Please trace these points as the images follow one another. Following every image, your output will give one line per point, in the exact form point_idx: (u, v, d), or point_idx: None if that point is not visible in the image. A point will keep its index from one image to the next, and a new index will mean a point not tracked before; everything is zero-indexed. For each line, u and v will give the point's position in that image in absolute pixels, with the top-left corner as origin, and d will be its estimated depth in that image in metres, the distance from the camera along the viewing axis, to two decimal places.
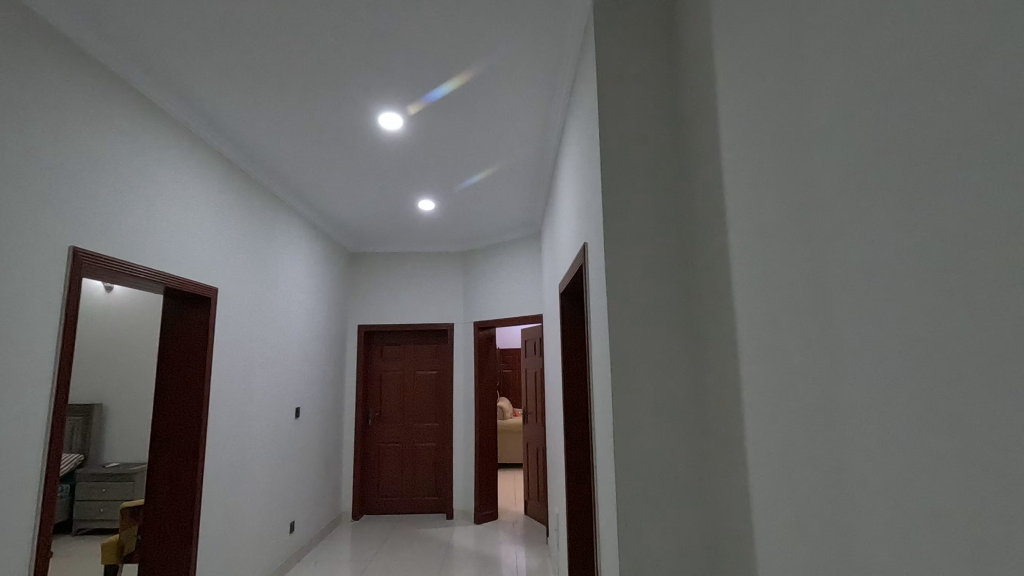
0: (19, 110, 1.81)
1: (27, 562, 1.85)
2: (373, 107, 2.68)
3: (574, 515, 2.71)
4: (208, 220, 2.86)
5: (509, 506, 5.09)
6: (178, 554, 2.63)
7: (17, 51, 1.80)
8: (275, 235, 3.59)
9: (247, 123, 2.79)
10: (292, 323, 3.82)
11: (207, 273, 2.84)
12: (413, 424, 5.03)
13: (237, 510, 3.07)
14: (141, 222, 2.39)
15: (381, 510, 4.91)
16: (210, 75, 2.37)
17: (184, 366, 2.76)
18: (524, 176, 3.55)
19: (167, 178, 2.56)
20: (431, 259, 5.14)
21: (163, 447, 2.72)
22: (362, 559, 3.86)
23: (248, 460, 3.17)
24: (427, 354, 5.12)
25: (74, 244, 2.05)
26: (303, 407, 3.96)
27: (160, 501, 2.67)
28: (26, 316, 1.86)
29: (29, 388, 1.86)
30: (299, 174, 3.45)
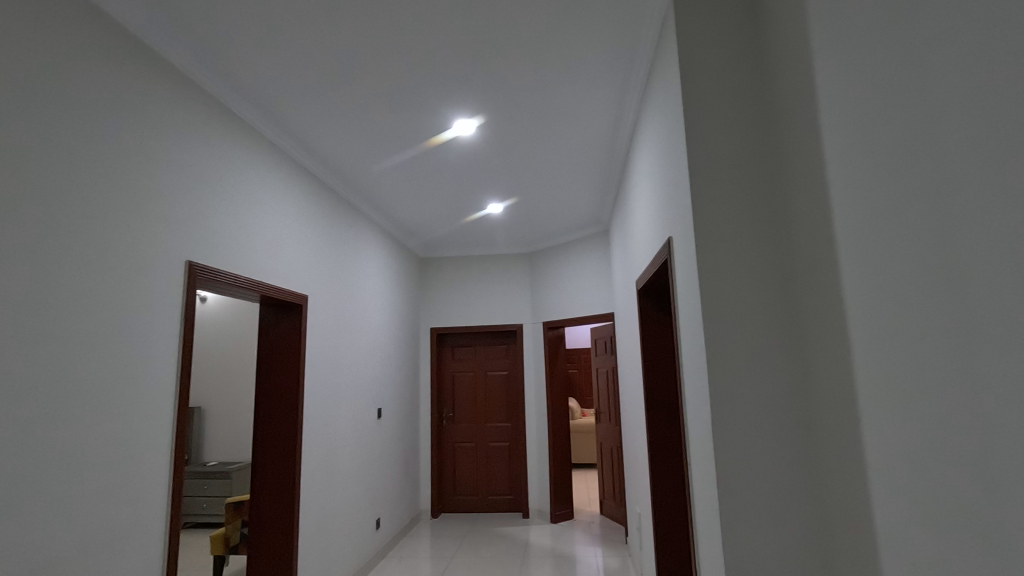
0: (140, 139, 2.02)
1: (161, 549, 2.04)
2: (449, 117, 2.77)
3: (661, 513, 2.68)
4: (297, 232, 3.04)
5: (584, 506, 5.09)
6: (281, 546, 2.81)
7: (140, 87, 2.02)
8: (354, 243, 3.75)
9: (329, 137, 2.95)
10: (372, 327, 3.98)
11: (298, 281, 3.02)
12: (486, 424, 5.11)
13: (330, 506, 3.24)
14: (240, 235, 2.58)
15: (458, 509, 5.03)
16: (300, 95, 2.54)
17: (280, 369, 2.94)
18: (592, 175, 3.55)
19: (261, 194, 2.75)
20: (499, 261, 5.22)
21: (262, 445, 2.90)
22: (444, 556, 3.96)
23: (336, 458, 3.33)
24: (497, 355, 5.19)
25: (189, 258, 2.24)
26: (383, 407, 4.12)
27: (262, 496, 2.85)
28: (155, 326, 2.06)
29: (158, 392, 2.06)
30: (375, 184, 3.60)
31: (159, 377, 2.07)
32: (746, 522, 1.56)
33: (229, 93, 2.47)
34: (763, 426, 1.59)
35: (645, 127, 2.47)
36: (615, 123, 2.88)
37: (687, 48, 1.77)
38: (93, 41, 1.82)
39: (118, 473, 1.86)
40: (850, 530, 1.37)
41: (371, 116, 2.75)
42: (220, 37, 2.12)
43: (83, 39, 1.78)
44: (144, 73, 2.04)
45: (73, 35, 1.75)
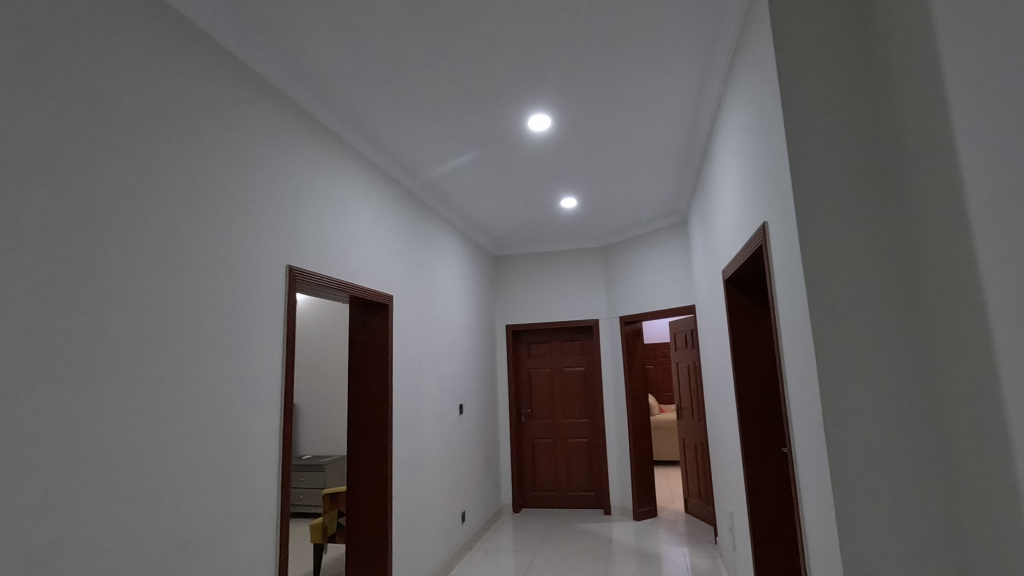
0: (246, 154, 2.17)
1: (273, 534, 2.18)
2: (524, 114, 2.79)
3: (758, 512, 2.57)
4: (380, 233, 3.16)
5: (668, 504, 4.96)
6: (377, 535, 2.93)
7: (244, 106, 2.17)
8: (431, 242, 3.85)
9: (408, 140, 3.04)
10: (451, 325, 4.07)
11: (384, 281, 3.14)
12: (564, 420, 5.10)
13: (420, 498, 3.34)
14: (332, 239, 2.71)
15: (538, 504, 5.05)
16: (384, 102, 2.65)
17: (371, 366, 3.07)
18: (670, 163, 3.45)
19: (348, 199, 2.88)
20: (572, 256, 5.19)
21: (356, 439, 3.02)
22: (528, 550, 3.98)
23: (423, 451, 3.44)
24: (574, 351, 5.17)
25: (289, 263, 2.39)
26: (465, 403, 4.21)
27: (358, 487, 2.99)
28: (262, 327, 2.21)
29: (267, 388, 2.21)
30: (451, 183, 3.68)
31: (267, 374, 2.22)
32: (866, 523, 1.45)
33: (317, 105, 2.60)
34: (883, 421, 1.48)
35: (731, 108, 2.36)
36: (695, 108, 2.78)
37: (783, 21, 1.67)
38: (201, 64, 1.96)
39: (235, 463, 2.02)
40: (991, 531, 1.26)
41: (449, 118, 2.81)
42: (309, 51, 2.22)
43: (192, 63, 1.92)
44: (248, 93, 2.20)
45: (184, 59, 1.88)
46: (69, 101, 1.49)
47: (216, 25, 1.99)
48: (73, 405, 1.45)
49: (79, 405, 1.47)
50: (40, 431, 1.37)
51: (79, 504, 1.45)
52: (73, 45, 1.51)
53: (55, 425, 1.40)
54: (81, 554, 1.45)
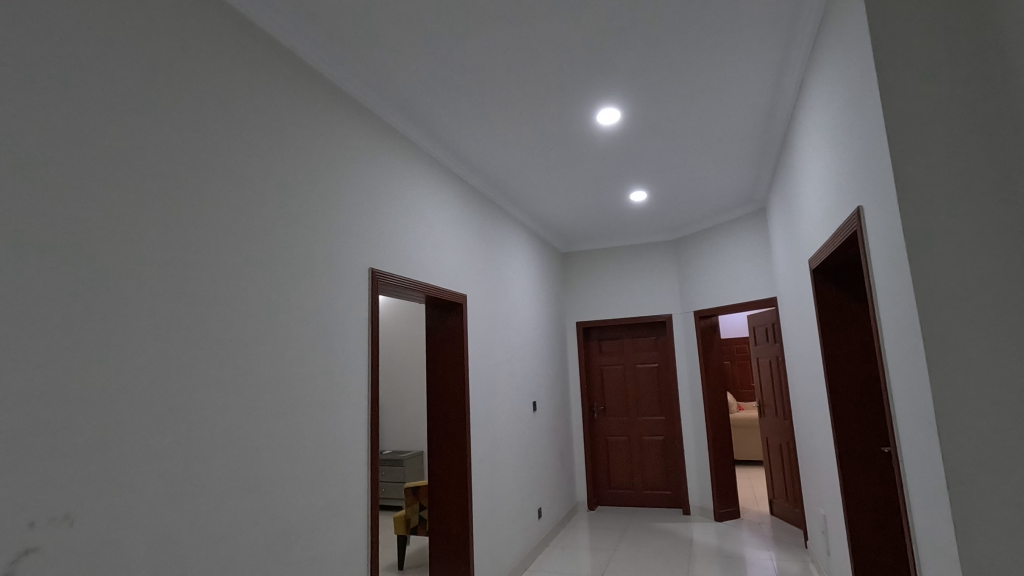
0: (331, 165, 2.29)
1: (365, 523, 2.30)
2: (593, 109, 2.77)
3: (856, 515, 2.41)
4: (453, 234, 3.24)
5: (751, 505, 4.77)
6: (458, 527, 3.01)
7: (328, 119, 2.30)
8: (501, 241, 3.90)
9: (478, 142, 3.10)
10: (522, 323, 4.10)
11: (458, 281, 3.21)
12: (638, 418, 5.02)
13: (497, 493, 3.40)
14: (409, 242, 2.81)
15: (614, 502, 5.00)
16: (455, 106, 2.72)
17: (448, 363, 3.15)
18: (745, 151, 3.31)
19: (423, 202, 2.97)
20: (642, 251, 5.10)
21: (436, 434, 3.12)
22: (606, 548, 3.96)
23: (500, 447, 3.49)
24: (646, 347, 5.07)
25: (372, 266, 2.50)
26: (538, 400, 4.24)
27: (438, 481, 3.08)
28: (349, 328, 2.33)
29: (355, 386, 2.33)
30: (519, 182, 3.71)
31: (355, 373, 2.34)
32: (989, 528, 1.34)
33: (392, 113, 2.69)
34: (1005, 417, 1.36)
35: (815, 88, 2.23)
36: (774, 89, 2.65)
37: None
38: (287, 80, 2.08)
39: (330, 456, 2.14)
40: None
41: (518, 116, 2.83)
42: (384, 59, 2.31)
43: (279, 79, 2.04)
44: (332, 107, 2.32)
45: (272, 77, 2.01)
46: (177, 123, 1.62)
47: (302, 44, 2.12)
48: (185, 401, 1.58)
49: (190, 401, 1.60)
50: (158, 424, 1.50)
51: (192, 491, 1.58)
52: (176, 70, 1.64)
53: (170, 419, 1.53)
54: (195, 538, 1.57)
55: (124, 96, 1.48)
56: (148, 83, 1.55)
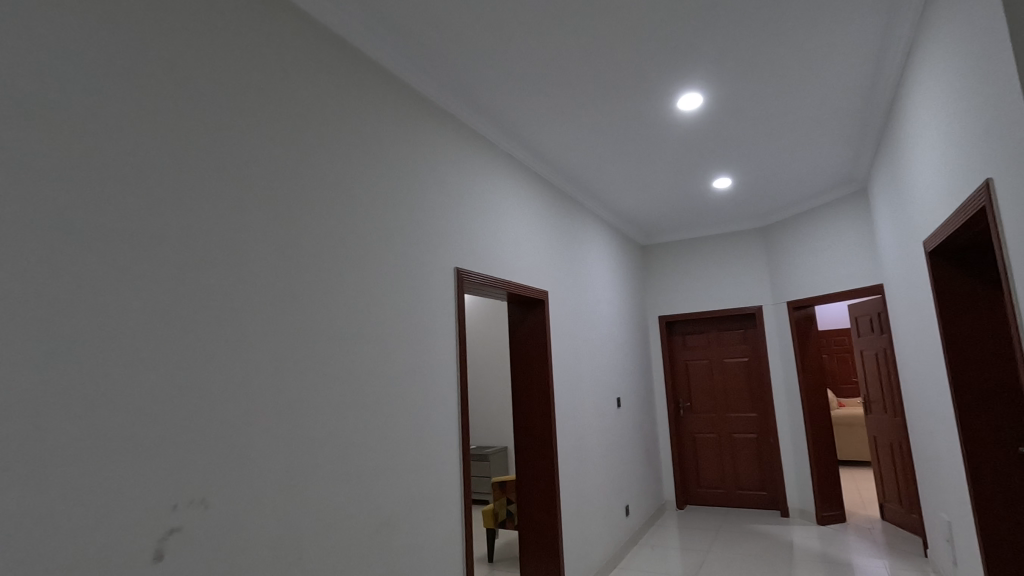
0: (416, 169, 2.37)
1: (459, 514, 2.37)
2: (674, 95, 2.68)
3: (989, 522, 2.18)
4: (534, 232, 3.26)
5: (858, 509, 4.44)
6: (547, 522, 3.03)
7: (413, 126, 2.38)
8: (581, 236, 3.87)
9: (557, 138, 3.09)
10: (604, 319, 4.05)
11: (540, 278, 3.23)
12: (728, 414, 4.81)
13: (584, 489, 3.39)
14: (492, 240, 2.85)
15: (705, 502, 4.83)
16: (532, 105, 2.73)
17: (533, 359, 3.17)
18: (844, 127, 3.07)
19: (504, 201, 3.00)
20: (728, 240, 4.87)
21: (523, 429, 3.15)
22: (699, 549, 3.83)
23: (585, 443, 3.47)
24: (735, 341, 4.84)
25: (457, 265, 2.56)
26: (622, 396, 4.17)
27: (526, 475, 3.11)
28: (438, 326, 2.40)
29: (446, 382, 2.40)
30: (597, 176, 3.66)
31: (445, 369, 2.41)
32: None
33: (471, 115, 2.75)
34: None
35: (929, 52, 2.02)
36: (878, 58, 2.44)
37: None
38: (374, 91, 2.17)
39: (425, 449, 2.23)
40: None
41: (596, 109, 2.80)
42: (462, 62, 2.35)
43: (366, 89, 2.13)
44: (416, 113, 2.40)
45: (361, 88, 2.11)
46: (280, 139, 1.75)
47: (387, 54, 2.21)
48: (292, 396, 1.69)
49: (297, 397, 1.71)
50: (270, 418, 1.62)
51: (303, 481, 1.69)
52: (274, 87, 1.75)
53: (280, 413, 1.65)
54: (308, 524, 1.68)
55: (232, 115, 1.61)
56: (251, 103, 1.67)
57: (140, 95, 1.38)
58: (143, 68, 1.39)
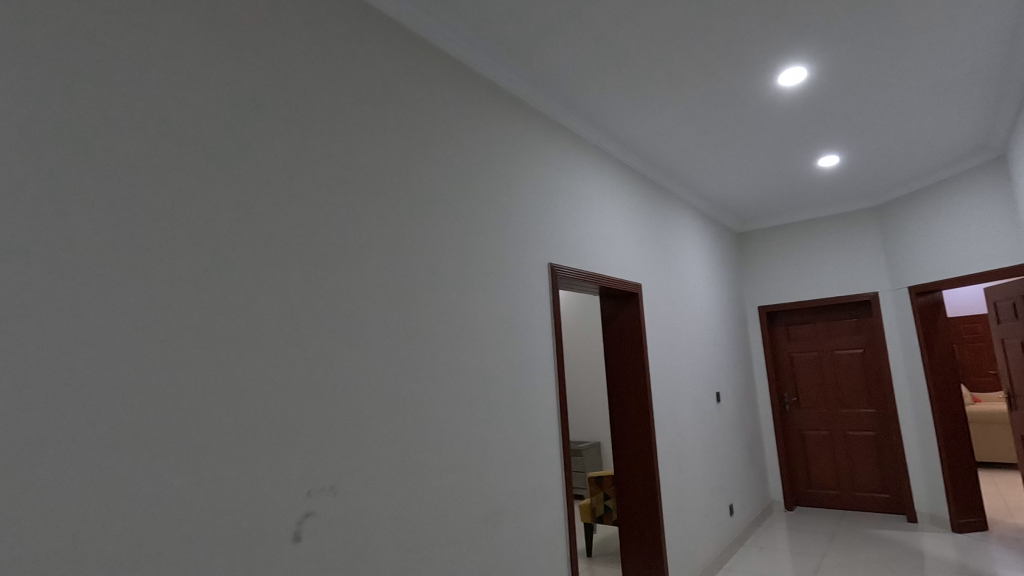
0: (508, 167, 2.40)
1: (561, 508, 2.38)
2: (774, 71, 2.52)
3: None
4: (625, 224, 3.19)
5: (1003, 516, 3.96)
6: (649, 520, 2.97)
7: (504, 123, 2.40)
8: (672, 226, 3.74)
9: (647, 127, 3.01)
10: (700, 311, 3.90)
11: (633, 270, 3.16)
12: (842, 410, 4.46)
13: (686, 487, 3.29)
14: (584, 234, 2.82)
15: (817, 503, 4.52)
16: (621, 95, 2.68)
17: (629, 353, 3.12)
18: (977, 89, 2.73)
19: (594, 194, 2.97)
20: (836, 222, 4.51)
21: (621, 425, 3.10)
22: (812, 553, 3.60)
23: (685, 439, 3.36)
24: (847, 331, 4.48)
25: (551, 261, 2.56)
26: (722, 390, 4.00)
27: (625, 471, 3.07)
28: (534, 322, 2.41)
29: (543, 377, 2.42)
30: (689, 162, 3.52)
31: (543, 364, 2.43)
32: None
33: (559, 111, 2.73)
34: None
35: None
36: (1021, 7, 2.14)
37: None
38: (465, 93, 2.22)
39: (527, 443, 2.26)
40: None
41: (689, 93, 2.69)
42: (549, 57, 2.34)
43: (458, 92, 2.19)
44: (505, 111, 2.43)
45: (453, 92, 2.16)
46: (382, 148, 1.84)
47: (476, 56, 2.25)
48: (402, 392, 1.78)
49: (407, 391, 1.79)
50: (384, 412, 1.71)
51: (415, 471, 1.77)
52: (375, 99, 1.84)
53: (391, 407, 1.73)
54: (424, 513, 1.77)
55: (338, 129, 1.71)
56: (355, 116, 1.77)
57: (262, 116, 1.50)
58: (263, 92, 1.51)
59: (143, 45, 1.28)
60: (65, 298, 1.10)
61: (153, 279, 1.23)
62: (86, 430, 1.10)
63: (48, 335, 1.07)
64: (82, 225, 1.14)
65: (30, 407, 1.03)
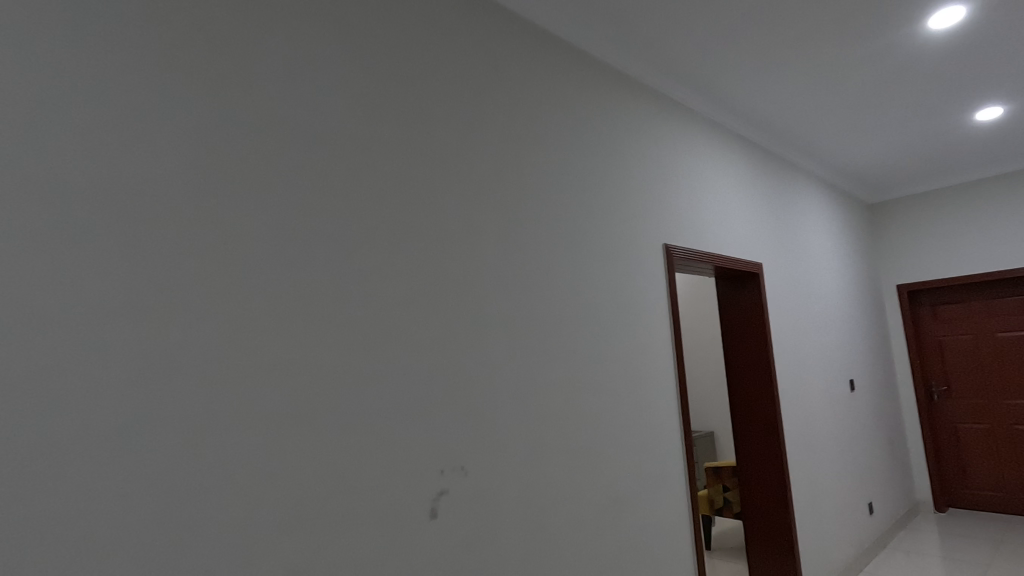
0: (619, 147, 2.31)
1: (683, 498, 2.29)
2: (921, 14, 2.20)
3: None
4: (744, 201, 2.98)
5: None
6: (777, 515, 2.77)
7: (613, 102, 2.32)
8: (796, 200, 3.45)
9: (767, 94, 2.78)
10: (829, 291, 3.57)
11: (753, 250, 2.95)
12: (1006, 401, 3.89)
13: (818, 481, 3.04)
14: (700, 213, 2.67)
15: (974, 505, 4.00)
16: (739, 61, 2.48)
17: (751, 338, 2.92)
18: None
19: (709, 170, 2.79)
20: (997, 185, 3.91)
21: (743, 414, 2.92)
22: (972, 561, 3.18)
23: (815, 431, 3.10)
24: (1012, 310, 3.88)
25: (665, 242, 2.44)
26: (856, 378, 3.64)
27: (749, 463, 2.89)
28: (649, 305, 2.32)
29: (661, 363, 2.32)
30: (815, 130, 3.21)
31: (660, 349, 2.34)
32: None
33: (671, 84, 2.59)
34: None
35: None
36: None
37: None
38: (573, 75, 2.17)
39: (646, 430, 2.19)
40: None
41: (816, 53, 2.44)
42: (660, 28, 2.21)
43: (567, 74, 2.14)
44: (614, 89, 2.34)
45: (561, 74, 2.12)
46: (494, 136, 1.84)
47: (582, 36, 2.19)
48: (522, 376, 1.78)
49: (527, 376, 1.79)
50: (506, 397, 1.72)
51: (539, 457, 1.77)
52: (485, 87, 1.85)
53: (514, 393, 1.75)
54: (549, 497, 1.77)
55: (453, 121, 1.73)
56: (466, 106, 1.78)
57: (384, 113, 1.57)
58: (383, 91, 1.57)
59: (273, 56, 1.37)
60: (222, 294, 1.21)
61: (293, 275, 1.32)
62: (244, 413, 1.21)
63: (210, 328, 1.19)
64: (233, 227, 1.25)
65: (199, 392, 1.16)
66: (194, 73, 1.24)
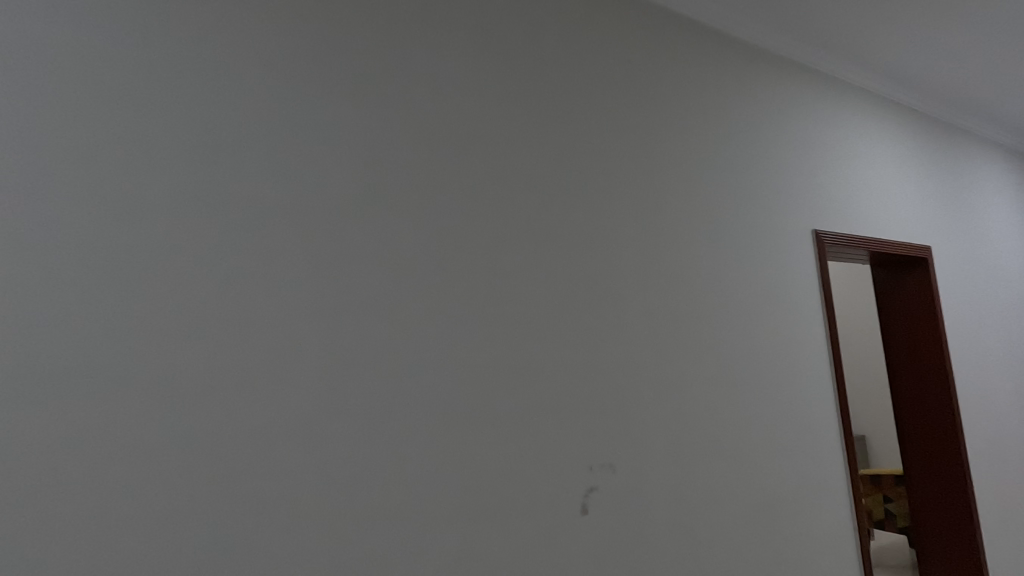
0: (762, 127, 2.15)
1: (846, 507, 2.09)
2: None
3: None
4: (907, 178, 2.64)
5: None
6: (959, 532, 2.44)
7: (753, 80, 2.16)
8: (971, 171, 2.99)
9: (936, 53, 2.43)
10: (1016, 275, 3.06)
11: (919, 232, 2.61)
12: None
13: (1010, 496, 2.63)
14: (855, 194, 2.41)
15: None
16: (901, 20, 2.20)
17: (919, 332, 2.58)
18: None
19: (865, 145, 2.51)
20: None
21: (911, 417, 2.60)
22: None
23: (1004, 438, 2.68)
24: None
25: (815, 227, 2.23)
26: None
27: (920, 471, 2.57)
28: (800, 296, 2.14)
29: (815, 359, 2.13)
30: (996, 88, 2.76)
31: (814, 343, 2.15)
32: None
33: (818, 54, 2.36)
34: None
35: None
36: None
37: None
38: (709, 55, 2.04)
39: (801, 432, 2.02)
40: None
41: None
42: None
43: (702, 55, 2.02)
44: (753, 66, 2.17)
45: (695, 55, 2.00)
46: (629, 128, 1.79)
47: (716, 14, 2.06)
48: (667, 373, 1.72)
49: (675, 373, 1.74)
50: (654, 393, 1.68)
51: (687, 456, 1.71)
52: (619, 78, 1.80)
53: (659, 391, 1.69)
54: (699, 499, 1.71)
55: (588, 116, 1.71)
56: (601, 98, 1.75)
57: (523, 116, 1.59)
58: (521, 93, 1.60)
59: (423, 70, 1.45)
60: (388, 298, 1.32)
61: (447, 278, 1.40)
62: (411, 408, 1.30)
63: (380, 329, 1.29)
64: (395, 236, 1.35)
65: (373, 387, 1.27)
66: (357, 96, 1.35)
